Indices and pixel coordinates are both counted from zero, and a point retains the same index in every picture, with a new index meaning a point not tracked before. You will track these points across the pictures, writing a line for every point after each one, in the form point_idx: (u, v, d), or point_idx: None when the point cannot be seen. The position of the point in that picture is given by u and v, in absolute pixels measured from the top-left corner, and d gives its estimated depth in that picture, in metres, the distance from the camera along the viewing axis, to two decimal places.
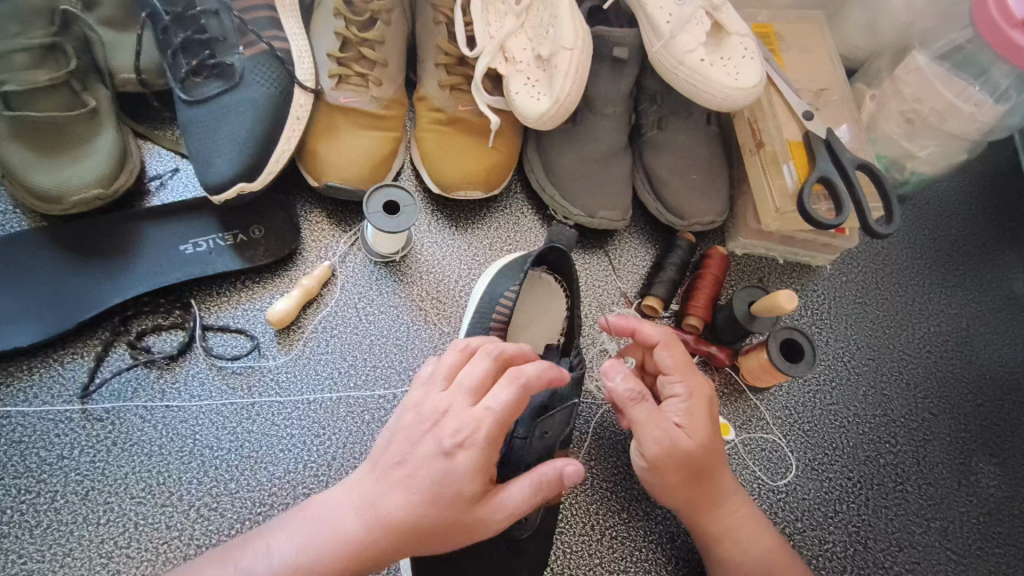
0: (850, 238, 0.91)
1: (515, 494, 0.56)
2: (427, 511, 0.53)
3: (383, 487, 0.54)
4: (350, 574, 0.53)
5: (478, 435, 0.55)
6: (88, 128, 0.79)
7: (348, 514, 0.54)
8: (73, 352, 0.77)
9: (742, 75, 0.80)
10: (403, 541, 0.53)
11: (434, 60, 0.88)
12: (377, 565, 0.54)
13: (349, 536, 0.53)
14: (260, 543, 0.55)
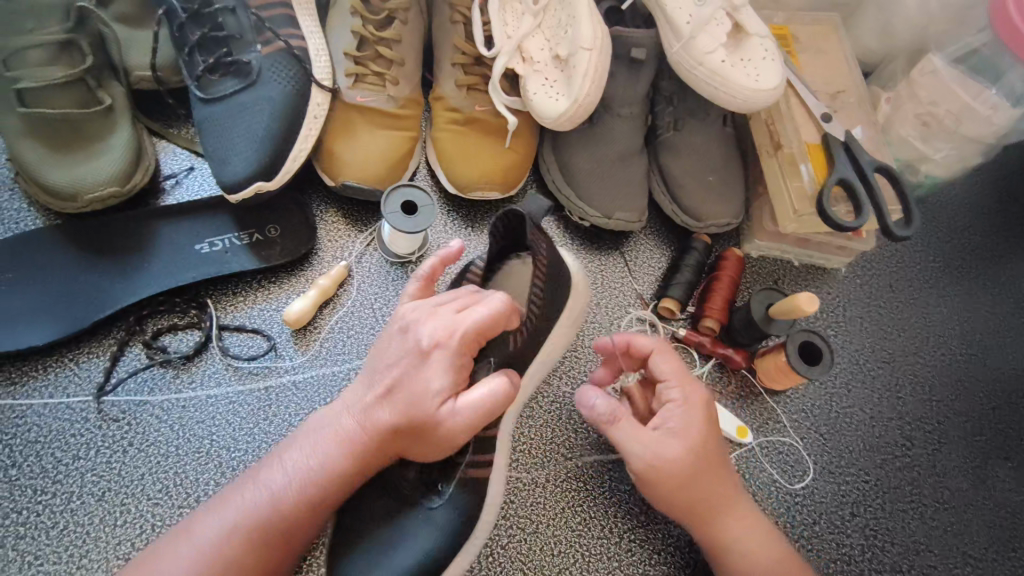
0: (867, 241, 0.91)
1: (465, 412, 0.58)
2: (403, 418, 0.58)
3: (374, 400, 0.60)
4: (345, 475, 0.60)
5: (454, 335, 0.59)
6: (103, 125, 0.79)
7: (344, 424, 0.61)
8: (88, 351, 0.76)
9: (763, 76, 0.80)
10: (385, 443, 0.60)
11: (451, 59, 0.88)
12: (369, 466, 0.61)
13: (345, 441, 0.60)
14: (276, 461, 0.61)
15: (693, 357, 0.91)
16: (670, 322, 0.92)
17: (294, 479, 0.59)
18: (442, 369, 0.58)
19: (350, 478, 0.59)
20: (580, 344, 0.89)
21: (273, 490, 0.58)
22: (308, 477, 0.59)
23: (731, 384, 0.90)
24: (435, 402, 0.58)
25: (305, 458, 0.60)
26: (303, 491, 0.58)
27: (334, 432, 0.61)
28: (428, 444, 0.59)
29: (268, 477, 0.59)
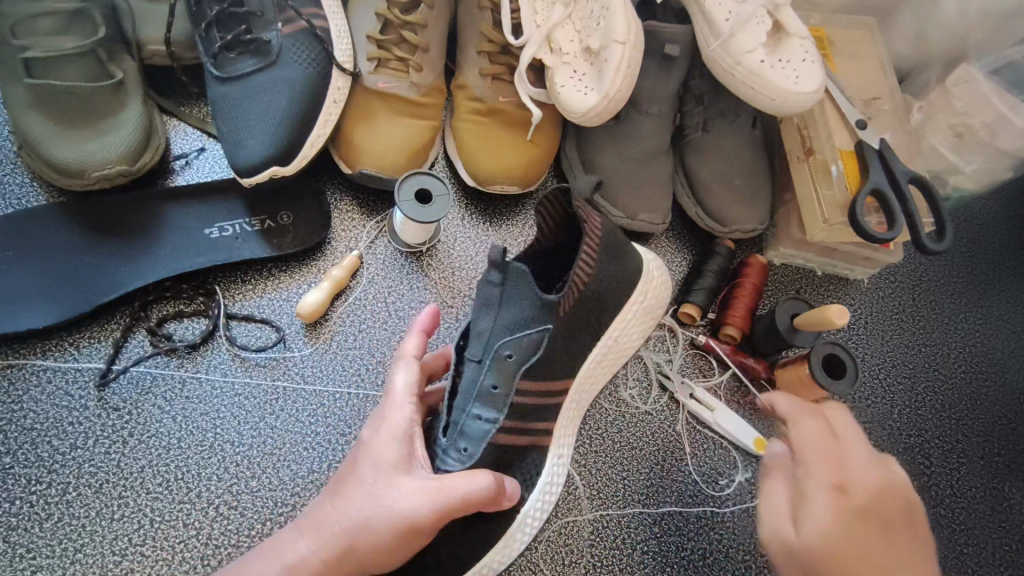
0: (894, 253, 0.88)
1: (454, 485, 0.55)
2: (370, 533, 0.54)
3: (329, 535, 0.54)
4: (338, 555, 0.53)
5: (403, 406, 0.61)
6: (113, 100, 0.75)
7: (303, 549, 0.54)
8: (90, 336, 0.73)
9: (802, 79, 0.78)
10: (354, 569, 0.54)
11: (477, 47, 0.84)
12: (364, 545, 0.54)
13: (330, 536, 0.54)
14: None
15: (712, 365, 0.88)
16: (689, 328, 0.89)
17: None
18: (383, 475, 0.56)
19: (332, 551, 0.54)
20: None
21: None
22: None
23: (750, 394, 0.88)
24: (384, 532, 0.54)
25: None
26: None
27: (280, 547, 0.54)
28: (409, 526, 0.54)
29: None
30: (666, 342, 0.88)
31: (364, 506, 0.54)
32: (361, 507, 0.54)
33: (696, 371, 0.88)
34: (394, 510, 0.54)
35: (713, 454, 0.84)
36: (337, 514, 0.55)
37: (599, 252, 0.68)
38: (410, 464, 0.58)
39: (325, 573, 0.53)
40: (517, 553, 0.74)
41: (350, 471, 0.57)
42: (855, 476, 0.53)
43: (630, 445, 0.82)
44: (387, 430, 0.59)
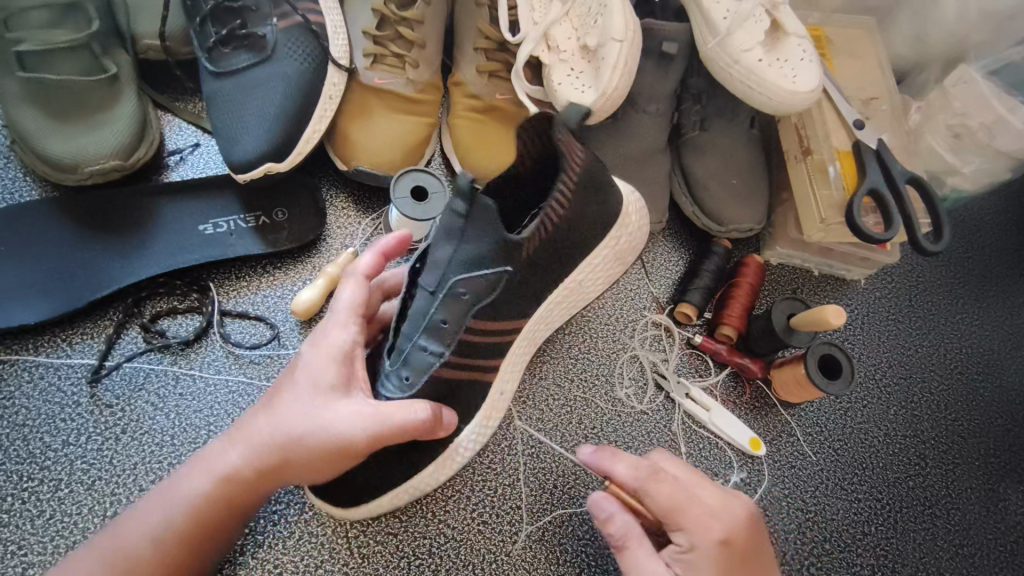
0: (892, 253, 0.88)
1: (387, 410, 0.57)
2: (302, 447, 0.56)
3: (265, 443, 0.57)
4: (273, 464, 0.57)
5: (344, 325, 0.62)
6: (106, 94, 0.74)
7: (240, 454, 0.58)
8: (82, 332, 0.73)
9: (800, 78, 0.77)
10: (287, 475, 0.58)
11: (474, 43, 0.84)
12: (297, 456, 0.57)
13: (265, 445, 0.57)
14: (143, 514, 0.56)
15: (708, 365, 0.88)
16: (685, 327, 0.89)
17: (152, 524, 0.56)
18: (321, 394, 0.58)
19: (267, 461, 0.57)
20: (593, 347, 0.86)
21: (126, 528, 0.55)
22: (194, 493, 0.57)
23: (746, 394, 0.88)
24: (315, 448, 0.56)
25: (175, 489, 0.57)
26: (164, 531, 0.56)
27: (217, 455, 0.58)
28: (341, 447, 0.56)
29: (127, 516, 0.57)
30: (662, 342, 0.88)
31: (298, 422, 0.57)
32: (297, 422, 0.57)
33: (693, 371, 0.87)
34: (327, 431, 0.56)
35: (709, 454, 0.83)
36: (270, 427, 0.58)
37: (578, 187, 0.66)
38: (348, 383, 0.60)
39: (258, 479, 0.57)
40: (512, 554, 0.73)
41: (290, 384, 0.60)
42: (730, 527, 0.61)
43: (626, 445, 0.82)
44: (325, 351, 0.60)
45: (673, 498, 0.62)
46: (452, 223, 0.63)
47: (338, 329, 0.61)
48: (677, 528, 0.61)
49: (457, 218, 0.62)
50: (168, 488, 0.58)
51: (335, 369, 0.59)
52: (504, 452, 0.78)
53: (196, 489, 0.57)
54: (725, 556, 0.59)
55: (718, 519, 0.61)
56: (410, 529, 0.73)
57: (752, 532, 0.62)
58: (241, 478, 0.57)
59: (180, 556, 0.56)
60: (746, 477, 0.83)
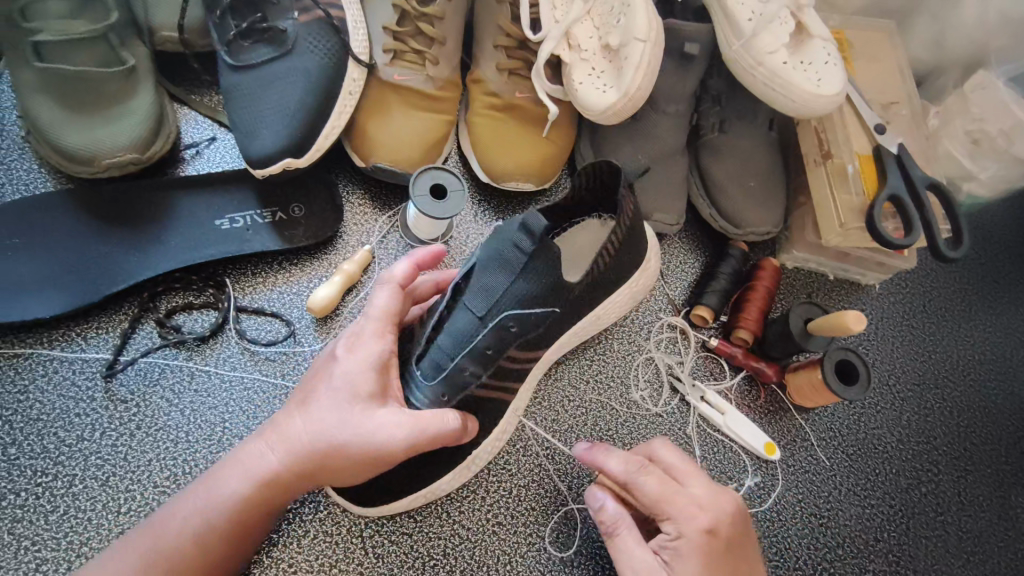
0: (909, 259, 0.87)
1: (423, 422, 0.59)
2: (340, 454, 0.58)
3: (301, 447, 0.58)
4: (308, 469, 0.58)
5: (379, 335, 0.64)
6: (123, 86, 0.73)
7: (275, 458, 0.59)
8: (97, 326, 0.72)
9: (824, 82, 0.77)
10: (318, 479, 0.59)
11: (494, 41, 0.83)
12: (332, 463, 0.58)
13: (301, 449, 0.58)
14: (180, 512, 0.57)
15: (723, 368, 0.88)
16: (700, 330, 0.89)
17: (192, 522, 0.57)
18: (357, 402, 0.59)
19: (302, 465, 0.58)
20: (608, 348, 0.86)
21: (165, 527, 0.56)
22: (231, 494, 0.58)
23: (761, 398, 0.87)
24: (352, 455, 0.58)
25: (211, 488, 0.58)
26: (201, 531, 0.57)
27: (251, 455, 0.59)
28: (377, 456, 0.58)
29: (163, 514, 0.57)
30: (677, 345, 0.88)
31: (335, 427, 0.58)
32: (334, 429, 0.58)
33: (708, 374, 0.87)
34: (365, 437, 0.57)
35: (723, 458, 0.83)
36: (306, 431, 0.59)
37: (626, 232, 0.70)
38: (380, 392, 0.61)
39: (293, 482, 0.59)
40: (527, 555, 0.73)
41: (322, 387, 0.61)
42: (718, 519, 0.60)
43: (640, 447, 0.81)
44: (360, 357, 0.61)
45: (660, 490, 0.61)
46: (509, 255, 0.64)
47: (370, 339, 0.63)
48: (666, 518, 0.60)
49: (517, 253, 0.64)
50: (203, 487, 0.59)
51: (368, 378, 0.61)
52: (519, 453, 0.78)
53: (231, 489, 0.58)
54: (709, 548, 0.58)
55: (703, 510, 0.60)
56: (425, 529, 0.72)
57: (740, 525, 0.62)
58: (278, 480, 0.58)
59: (214, 554, 0.57)
60: (761, 482, 0.83)
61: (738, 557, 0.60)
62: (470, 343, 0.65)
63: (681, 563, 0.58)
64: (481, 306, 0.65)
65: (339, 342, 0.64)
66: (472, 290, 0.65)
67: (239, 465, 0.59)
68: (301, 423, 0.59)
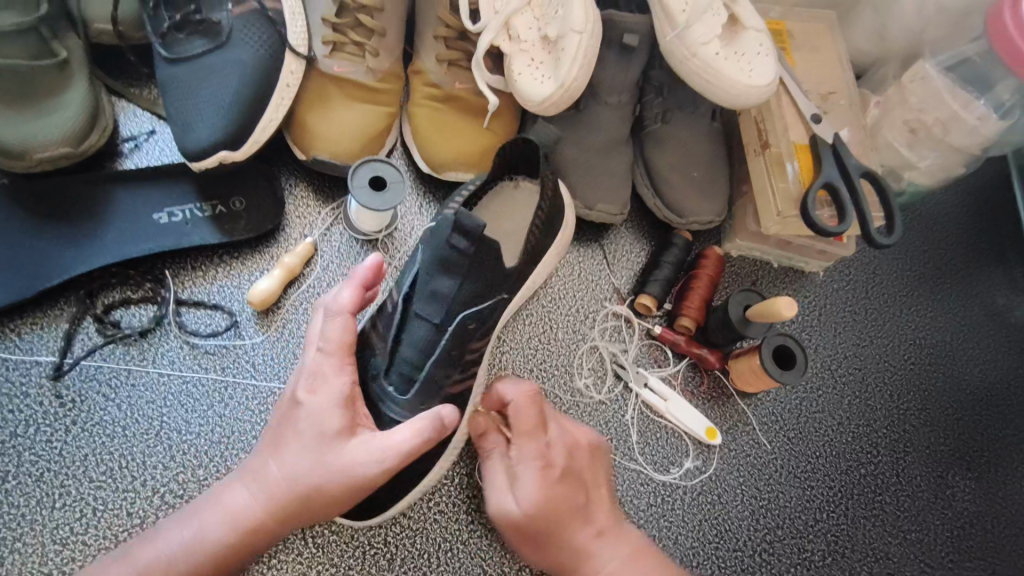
0: (848, 246, 0.89)
1: (397, 439, 0.57)
2: (321, 488, 0.57)
3: (281, 486, 0.58)
4: (287, 504, 0.58)
5: (339, 369, 0.61)
6: (56, 79, 0.73)
7: (252, 497, 0.58)
8: (33, 322, 0.72)
9: (756, 73, 0.79)
10: (296, 513, 0.58)
11: (434, 32, 0.83)
12: (313, 497, 0.57)
13: (278, 488, 0.58)
14: (160, 551, 0.57)
15: (667, 356, 0.89)
16: (646, 318, 0.90)
17: (174, 563, 0.56)
18: (331, 438, 0.58)
19: (281, 504, 0.58)
20: (553, 338, 0.87)
21: (145, 570, 0.55)
22: (211, 536, 0.57)
23: (704, 384, 0.89)
24: (331, 487, 0.57)
25: (191, 530, 0.58)
26: (181, 572, 0.56)
27: (229, 499, 0.58)
28: (355, 487, 0.57)
29: (144, 558, 0.56)
30: (621, 333, 0.89)
31: (313, 467, 0.57)
32: (313, 469, 0.57)
33: (652, 361, 0.89)
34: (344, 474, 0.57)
35: (667, 443, 0.85)
36: (282, 472, 0.58)
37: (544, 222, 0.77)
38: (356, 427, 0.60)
39: (274, 519, 0.58)
40: (468, 541, 0.74)
41: (291, 428, 0.59)
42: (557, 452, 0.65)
43: None
44: (326, 394, 0.60)
45: (524, 421, 0.65)
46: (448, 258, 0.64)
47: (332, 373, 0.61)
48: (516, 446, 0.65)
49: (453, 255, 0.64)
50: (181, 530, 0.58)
51: (340, 415, 0.59)
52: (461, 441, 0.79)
53: (212, 530, 0.58)
54: (545, 477, 0.63)
55: (545, 449, 0.65)
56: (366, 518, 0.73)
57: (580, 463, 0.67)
58: (258, 518, 0.58)
59: None
60: (701, 465, 0.85)
61: (577, 485, 0.65)
62: (432, 350, 0.66)
63: (523, 487, 0.63)
64: (435, 312, 0.66)
65: (301, 378, 0.61)
66: (423, 298, 0.66)
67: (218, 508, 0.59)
68: (278, 466, 0.58)
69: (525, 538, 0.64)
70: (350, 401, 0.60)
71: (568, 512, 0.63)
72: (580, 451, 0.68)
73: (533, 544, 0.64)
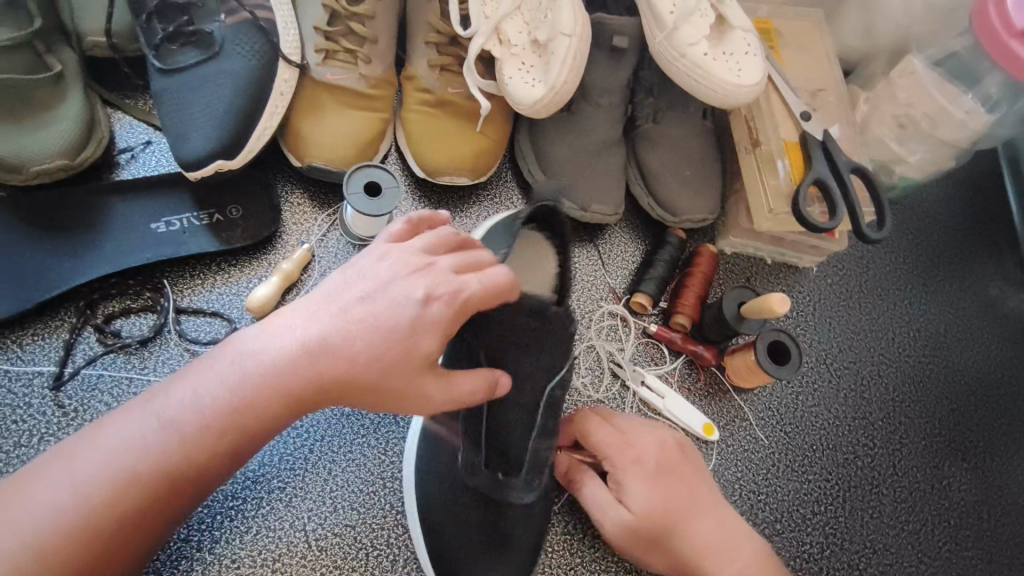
0: (840, 242, 0.90)
1: (463, 280, 0.54)
2: (362, 342, 0.51)
3: (316, 333, 0.52)
4: (316, 365, 0.51)
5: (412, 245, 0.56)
6: (51, 92, 0.73)
7: (275, 352, 0.52)
8: (34, 333, 0.73)
9: (744, 72, 0.80)
10: (325, 377, 0.51)
11: (425, 38, 0.84)
12: (349, 353, 0.51)
13: (308, 343, 0.52)
14: (175, 397, 0.51)
15: (664, 353, 0.90)
16: (641, 316, 0.91)
17: (189, 406, 0.51)
18: (389, 279, 0.53)
19: (307, 365, 0.51)
20: None
21: (158, 415, 0.50)
22: (197, 409, 0.51)
23: (701, 380, 0.90)
24: (385, 331, 0.52)
25: (203, 384, 0.52)
26: (197, 423, 0.50)
27: (246, 350, 0.52)
28: (409, 336, 0.52)
29: (156, 405, 0.51)
30: (618, 332, 0.90)
31: (355, 317, 0.52)
32: (356, 316, 0.52)
33: (648, 358, 0.89)
34: (382, 369, 0.52)
35: None
36: (312, 326, 0.52)
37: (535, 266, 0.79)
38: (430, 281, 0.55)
39: (294, 379, 0.51)
40: None
41: (328, 297, 0.54)
42: (647, 450, 0.70)
43: None
44: (384, 266, 0.54)
45: (615, 438, 0.71)
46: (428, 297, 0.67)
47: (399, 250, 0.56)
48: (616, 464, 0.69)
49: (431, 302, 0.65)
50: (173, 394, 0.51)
51: (408, 265, 0.54)
52: None
53: (229, 381, 0.51)
54: (646, 473, 0.68)
55: (632, 448, 0.70)
56: (368, 520, 0.74)
57: (670, 453, 0.71)
58: (277, 372, 0.51)
59: (212, 445, 0.51)
60: None
61: (675, 475, 0.69)
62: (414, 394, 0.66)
63: (634, 492, 0.67)
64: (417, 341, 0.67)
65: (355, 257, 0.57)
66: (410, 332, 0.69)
67: (203, 377, 0.52)
68: (309, 315, 0.53)
69: (649, 546, 0.67)
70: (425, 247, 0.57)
71: (679, 505, 0.67)
72: (666, 444, 0.71)
73: (666, 552, 0.67)
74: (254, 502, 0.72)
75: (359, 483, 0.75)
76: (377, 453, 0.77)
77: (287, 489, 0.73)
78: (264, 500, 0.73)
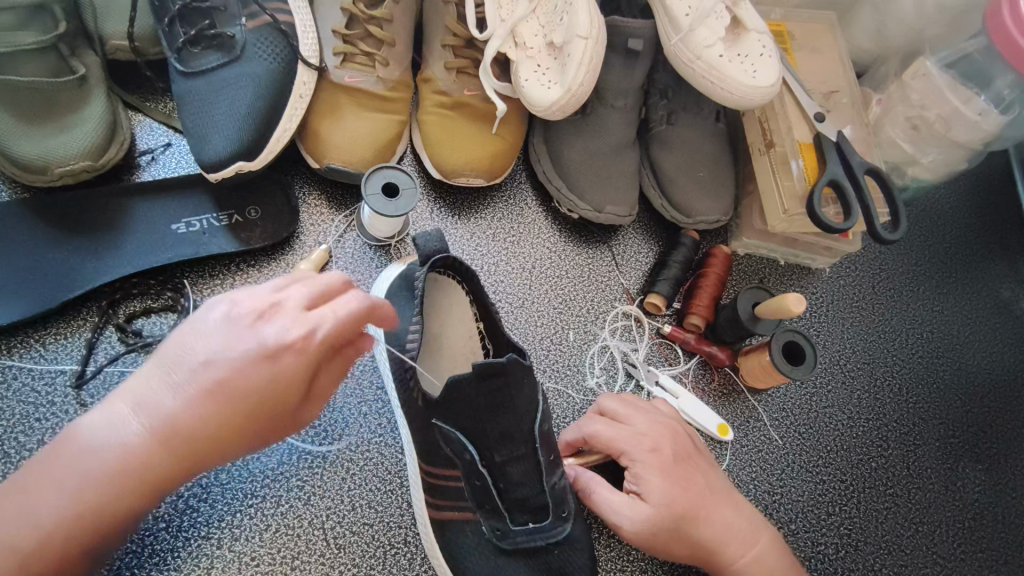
0: (853, 243, 0.90)
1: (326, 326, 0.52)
2: (245, 388, 0.51)
3: (196, 388, 0.51)
4: (210, 415, 0.51)
5: (293, 308, 0.53)
6: (75, 95, 0.75)
7: (166, 401, 0.51)
8: (57, 332, 0.74)
9: (759, 73, 0.80)
10: (218, 426, 0.51)
11: (442, 41, 0.85)
12: (235, 400, 0.51)
13: (192, 392, 0.51)
14: (70, 453, 0.50)
15: (677, 354, 0.90)
16: (655, 317, 0.91)
17: (84, 467, 0.50)
18: (259, 322, 0.52)
19: (203, 414, 0.51)
20: (564, 338, 0.88)
21: (55, 479, 0.50)
22: (127, 445, 0.50)
23: (714, 381, 0.90)
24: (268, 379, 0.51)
25: (96, 439, 0.50)
26: (93, 484, 0.50)
27: (139, 402, 0.51)
28: (283, 382, 0.52)
29: (50, 468, 0.50)
30: (632, 332, 0.90)
31: (233, 359, 0.51)
32: (233, 362, 0.51)
33: (662, 359, 0.90)
34: (269, 408, 0.52)
35: None
36: (195, 374, 0.51)
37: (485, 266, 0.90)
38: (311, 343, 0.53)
39: (193, 426, 0.51)
40: None
41: (201, 335, 0.52)
42: (659, 439, 0.71)
43: None
44: (268, 316, 0.53)
45: (626, 433, 0.71)
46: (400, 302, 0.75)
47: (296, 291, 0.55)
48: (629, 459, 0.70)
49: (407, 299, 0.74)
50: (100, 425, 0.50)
51: (277, 311, 0.53)
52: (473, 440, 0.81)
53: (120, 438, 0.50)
54: (660, 461, 0.68)
55: (643, 437, 0.71)
56: (386, 518, 0.74)
57: (681, 443, 0.72)
58: (172, 425, 0.50)
59: (117, 503, 0.51)
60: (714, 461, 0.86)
61: (688, 464, 0.70)
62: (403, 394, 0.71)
63: (653, 483, 0.67)
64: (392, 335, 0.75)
65: (216, 309, 0.54)
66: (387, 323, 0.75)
67: (135, 404, 0.51)
68: (191, 356, 0.52)
69: (672, 538, 0.66)
70: (315, 300, 0.55)
71: (697, 491, 0.68)
72: (676, 432, 0.73)
73: (689, 542, 0.67)
74: (273, 500, 0.73)
75: (377, 482, 0.76)
76: (394, 452, 0.77)
77: (305, 488, 0.74)
78: (282, 498, 0.73)
